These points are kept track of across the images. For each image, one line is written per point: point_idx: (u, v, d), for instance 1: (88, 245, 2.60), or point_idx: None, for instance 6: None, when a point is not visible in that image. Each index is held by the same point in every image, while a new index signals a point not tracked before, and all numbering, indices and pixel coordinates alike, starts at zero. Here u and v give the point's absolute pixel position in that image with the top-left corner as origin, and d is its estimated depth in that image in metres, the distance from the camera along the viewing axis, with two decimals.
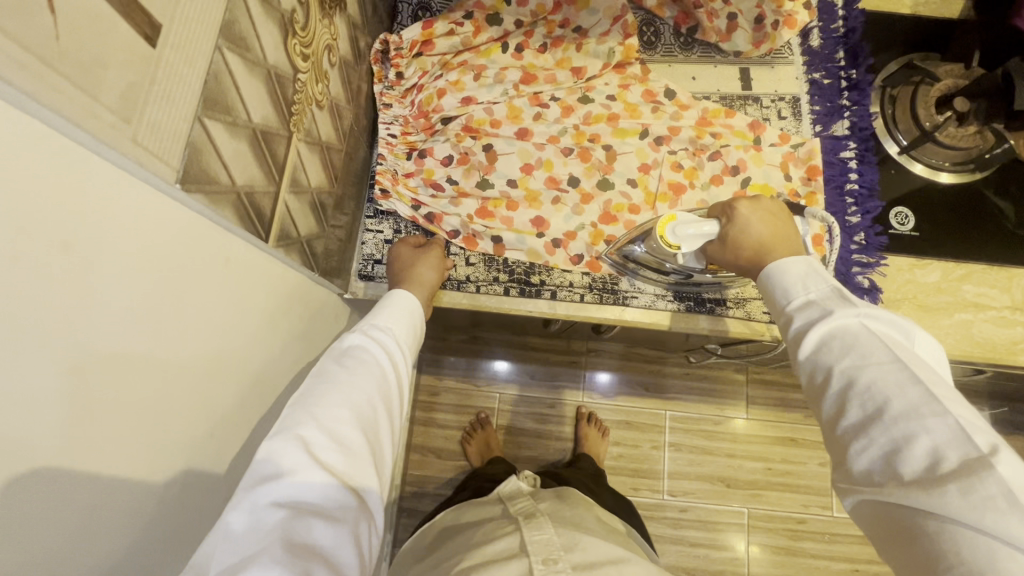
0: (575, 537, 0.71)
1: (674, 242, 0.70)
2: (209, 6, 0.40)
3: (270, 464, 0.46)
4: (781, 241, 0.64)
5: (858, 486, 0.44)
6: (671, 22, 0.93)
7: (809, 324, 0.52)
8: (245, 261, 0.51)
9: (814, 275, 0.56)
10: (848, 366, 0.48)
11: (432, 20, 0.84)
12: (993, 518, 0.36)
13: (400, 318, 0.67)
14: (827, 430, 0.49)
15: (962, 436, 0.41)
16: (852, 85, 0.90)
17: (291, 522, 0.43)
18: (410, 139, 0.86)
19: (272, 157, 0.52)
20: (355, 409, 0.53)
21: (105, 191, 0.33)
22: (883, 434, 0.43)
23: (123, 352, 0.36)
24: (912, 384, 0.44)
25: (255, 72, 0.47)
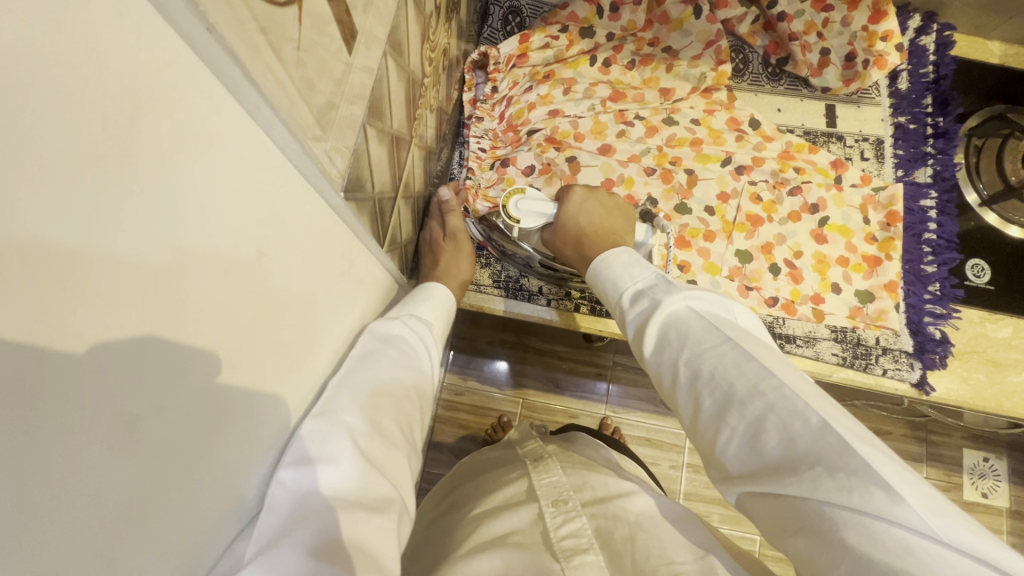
0: (584, 476, 0.68)
1: (515, 214, 0.73)
2: (386, 10, 0.39)
3: (316, 446, 0.42)
4: (610, 230, 0.69)
5: (736, 481, 0.42)
6: (761, 51, 0.92)
7: (646, 318, 0.52)
8: (362, 261, 0.50)
9: (638, 265, 0.58)
10: (689, 355, 0.48)
11: (529, 33, 0.84)
12: (857, 491, 0.35)
13: (439, 315, 0.65)
14: (693, 428, 0.47)
15: (798, 406, 0.39)
16: (939, 133, 0.90)
17: (333, 513, 0.40)
18: (498, 153, 0.86)
19: (399, 162, 0.52)
20: (392, 402, 0.50)
21: (290, 195, 0.33)
22: (741, 422, 0.42)
23: (271, 344, 0.36)
24: (747, 361, 0.44)
25: (402, 78, 0.47)
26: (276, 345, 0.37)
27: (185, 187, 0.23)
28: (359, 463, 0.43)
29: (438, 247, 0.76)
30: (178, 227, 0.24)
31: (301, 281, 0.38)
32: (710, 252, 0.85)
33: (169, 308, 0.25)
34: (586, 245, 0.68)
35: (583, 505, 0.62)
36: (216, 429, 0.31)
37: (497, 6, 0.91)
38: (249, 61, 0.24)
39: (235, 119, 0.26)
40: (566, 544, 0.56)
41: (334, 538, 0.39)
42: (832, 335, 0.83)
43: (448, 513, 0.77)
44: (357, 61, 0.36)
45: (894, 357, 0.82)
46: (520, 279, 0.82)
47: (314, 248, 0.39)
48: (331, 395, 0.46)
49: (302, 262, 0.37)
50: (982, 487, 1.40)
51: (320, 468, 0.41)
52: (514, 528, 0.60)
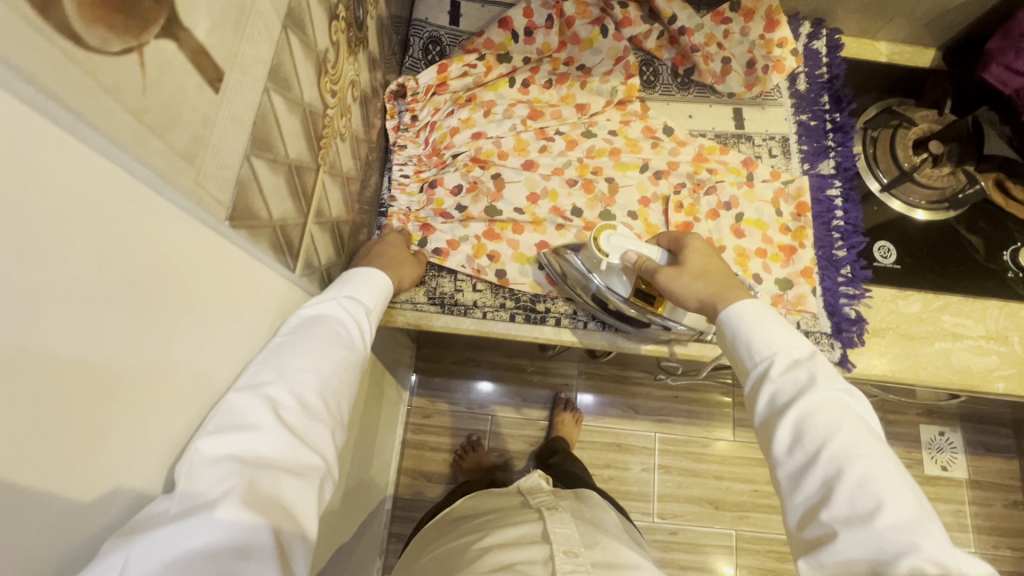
0: (596, 537, 0.72)
1: (605, 247, 0.74)
2: (262, 49, 0.42)
3: (236, 415, 0.45)
4: (723, 270, 0.72)
5: (834, 570, 0.47)
6: (669, 63, 0.98)
7: (796, 395, 0.56)
8: (267, 287, 0.52)
9: (799, 344, 0.61)
10: (837, 451, 0.51)
11: (446, 63, 0.88)
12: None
13: (374, 297, 0.67)
14: (805, 507, 0.51)
15: (940, 555, 0.44)
16: (837, 128, 0.97)
17: (256, 475, 0.44)
18: (423, 176, 0.90)
19: (303, 190, 0.54)
20: (319, 378, 0.53)
21: (168, 232, 0.34)
22: (866, 533, 0.46)
23: (164, 371, 0.37)
24: (902, 492, 0.48)
25: (293, 111, 0.49)
26: (171, 376, 0.38)
27: (33, 236, 0.25)
28: (280, 430, 0.47)
29: (380, 248, 0.77)
30: (30, 270, 0.25)
31: (195, 314, 0.40)
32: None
33: (21, 346, 0.26)
34: (715, 284, 0.69)
35: (592, 561, 0.65)
36: (96, 455, 0.32)
37: (417, 37, 0.95)
38: (85, 115, 0.26)
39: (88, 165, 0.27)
40: None
41: (248, 496, 0.42)
42: None
43: (448, 541, 0.81)
44: (232, 105, 0.38)
45: (816, 340, 0.86)
46: (455, 294, 0.84)
47: (207, 277, 0.40)
48: (253, 369, 0.49)
49: (193, 293, 0.39)
50: (942, 461, 1.46)
51: (240, 435, 0.44)
52: (522, 565, 0.64)
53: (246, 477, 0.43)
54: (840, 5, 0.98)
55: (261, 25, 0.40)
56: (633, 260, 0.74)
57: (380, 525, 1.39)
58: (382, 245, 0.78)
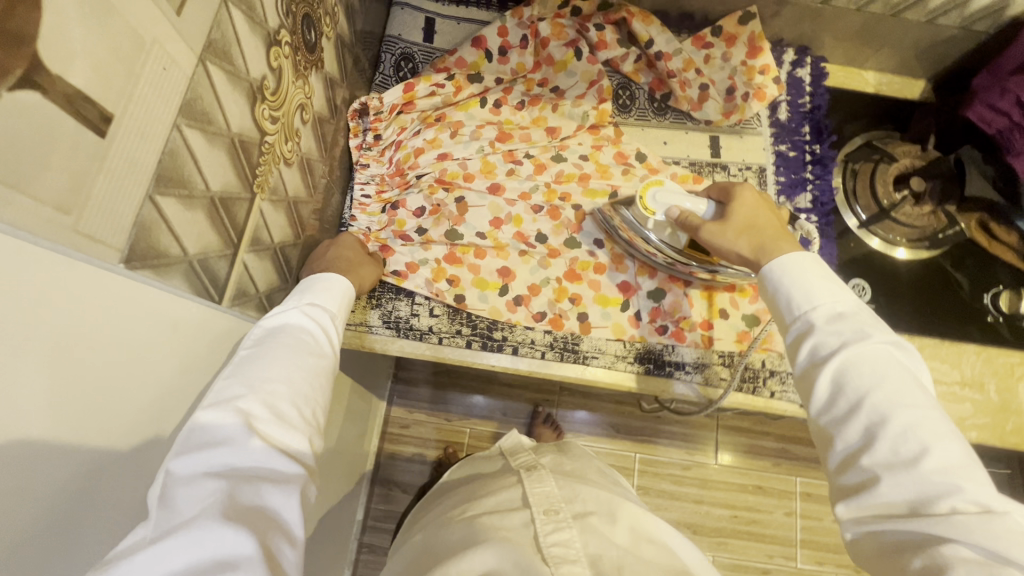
0: (574, 488, 0.73)
1: (652, 206, 0.73)
2: (170, 87, 0.40)
3: (208, 432, 0.45)
4: (771, 226, 0.68)
5: (871, 517, 0.47)
6: (646, 88, 0.96)
7: (841, 343, 0.53)
8: (197, 325, 0.50)
9: (839, 290, 0.58)
10: (880, 400, 0.49)
11: (413, 82, 0.87)
12: (1011, 552, 0.39)
13: (337, 300, 0.65)
14: (845, 453, 0.50)
15: (986, 497, 0.43)
16: (815, 160, 0.94)
17: (233, 487, 0.43)
18: (385, 197, 0.88)
19: (232, 221, 0.53)
20: (292, 383, 0.52)
21: (52, 287, 0.33)
22: (909, 477, 0.45)
23: (75, 415, 0.36)
24: (945, 438, 0.47)
25: (217, 143, 0.48)
26: (86, 416, 0.37)
27: None
28: (254, 440, 0.46)
29: (335, 251, 0.74)
30: None
31: (105, 355, 0.38)
32: (601, 283, 0.86)
33: None
34: (761, 241, 0.66)
35: (572, 516, 0.66)
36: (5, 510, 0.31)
37: (389, 54, 0.94)
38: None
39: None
40: (555, 551, 0.60)
41: (231, 508, 0.42)
42: (720, 361, 0.84)
43: (427, 523, 0.79)
44: (123, 144, 0.37)
45: (781, 380, 0.83)
46: (411, 318, 0.83)
47: (108, 323, 0.38)
48: (224, 385, 0.49)
49: (100, 340, 0.37)
50: None
51: (212, 451, 0.44)
52: (504, 529, 0.64)
53: (227, 489, 0.43)
54: (825, 33, 0.96)
55: (164, 59, 0.39)
56: (680, 215, 0.72)
57: (350, 536, 1.38)
58: (337, 248, 0.75)
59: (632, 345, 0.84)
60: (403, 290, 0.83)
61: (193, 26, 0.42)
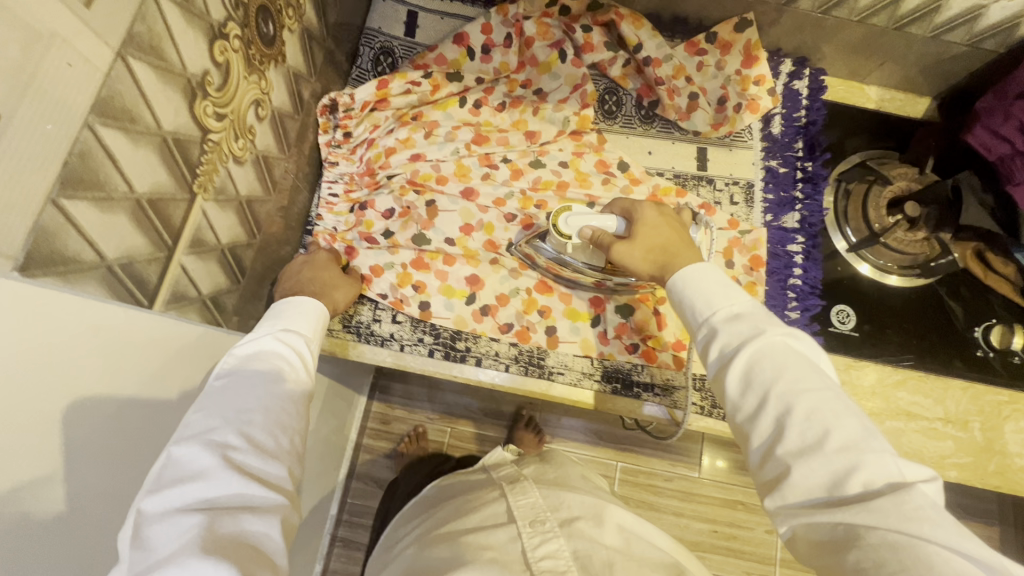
0: (560, 495, 0.71)
1: (566, 232, 0.71)
2: (77, 86, 0.38)
3: (181, 467, 0.46)
4: (679, 243, 0.66)
5: (792, 509, 0.45)
6: (634, 94, 0.92)
7: (738, 343, 0.52)
8: (123, 333, 0.47)
9: (731, 288, 0.57)
10: (784, 390, 0.49)
11: (387, 79, 0.84)
12: (930, 527, 0.39)
13: (316, 323, 0.66)
14: (760, 450, 0.49)
15: (891, 469, 0.43)
16: (807, 178, 0.90)
17: (211, 521, 0.44)
18: (352, 196, 0.86)
19: (164, 223, 0.50)
20: (268, 405, 0.52)
21: None
22: (824, 464, 0.44)
23: None
24: (846, 414, 0.46)
25: (142, 142, 0.45)
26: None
27: None
28: (230, 472, 0.47)
29: (310, 271, 0.73)
30: None
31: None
32: (572, 296, 0.83)
33: None
34: (664, 262, 0.64)
35: (559, 525, 0.65)
36: None
37: (368, 48, 0.91)
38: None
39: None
40: (544, 565, 0.59)
41: (209, 540, 0.43)
42: (691, 384, 0.81)
43: (407, 542, 0.74)
44: (14, 146, 0.34)
45: None
46: (372, 324, 0.80)
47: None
48: (199, 418, 0.50)
49: None
50: None
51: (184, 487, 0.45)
52: (491, 544, 0.62)
53: (204, 522, 0.44)
54: (825, 44, 0.91)
55: (70, 55, 0.37)
56: (591, 236, 0.71)
57: (323, 530, 1.37)
58: (310, 266, 0.74)
59: (599, 363, 0.81)
60: (367, 295, 0.81)
61: (108, 20, 0.39)
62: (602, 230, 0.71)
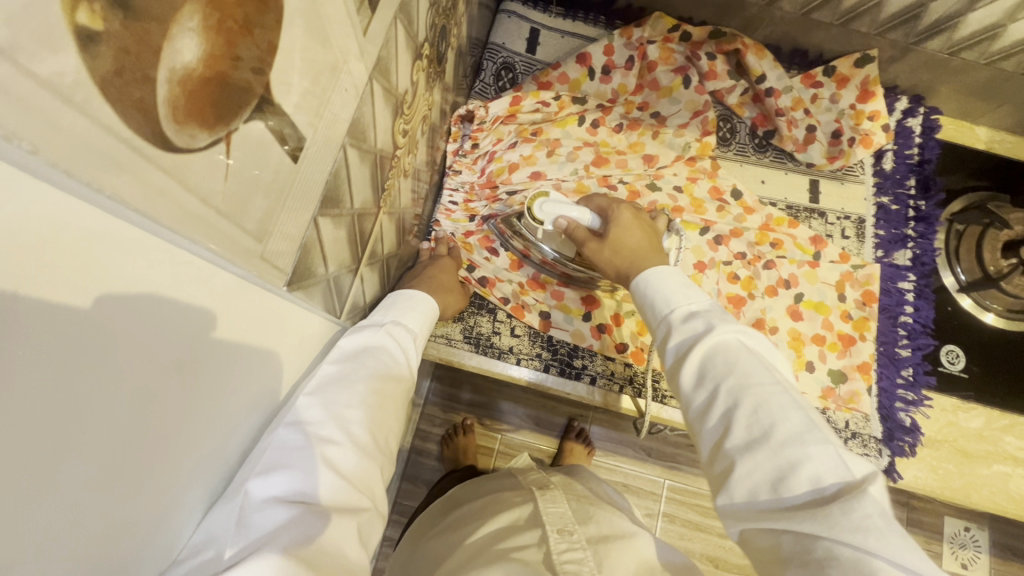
0: (589, 512, 0.68)
1: (538, 216, 0.71)
2: (345, 109, 0.39)
3: (276, 450, 0.42)
4: (650, 250, 0.67)
5: (743, 509, 0.43)
6: (749, 122, 0.93)
7: (693, 338, 0.52)
8: (317, 334, 0.49)
9: (691, 290, 0.57)
10: (734, 384, 0.48)
11: (520, 95, 0.86)
12: (874, 540, 0.37)
13: (419, 318, 0.63)
14: (710, 454, 0.47)
15: (838, 467, 0.41)
16: (920, 217, 0.91)
17: (297, 520, 0.40)
18: (471, 206, 0.86)
19: (361, 236, 0.52)
20: (369, 408, 0.49)
21: (225, 308, 0.32)
22: (768, 456, 0.43)
23: (222, 386, 0.35)
24: (794, 410, 0.45)
25: (365, 160, 0.47)
26: (229, 385, 0.36)
27: (86, 347, 0.23)
28: (324, 470, 0.43)
29: (434, 270, 0.74)
30: (89, 370, 0.23)
31: (249, 348, 0.37)
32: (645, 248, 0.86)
33: (70, 431, 0.23)
34: (632, 261, 0.65)
35: (587, 540, 0.61)
36: (152, 455, 0.30)
37: (490, 62, 0.92)
38: (158, 215, 0.23)
39: (146, 259, 0.24)
40: (568, 568, 0.56)
41: (291, 543, 0.38)
42: None
43: (434, 538, 0.75)
44: (308, 166, 0.36)
45: (863, 442, 0.80)
46: (491, 335, 0.81)
47: (252, 340, 0.37)
48: (311, 400, 0.46)
49: (245, 345, 0.36)
50: (963, 558, 1.16)
51: (282, 474, 0.41)
52: (517, 550, 0.59)
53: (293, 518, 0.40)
54: (944, 84, 0.91)
55: (348, 81, 0.38)
56: (565, 226, 0.72)
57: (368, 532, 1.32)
58: (437, 268, 0.75)
59: None
60: (487, 306, 0.82)
61: (370, 45, 0.40)
62: (577, 223, 0.72)
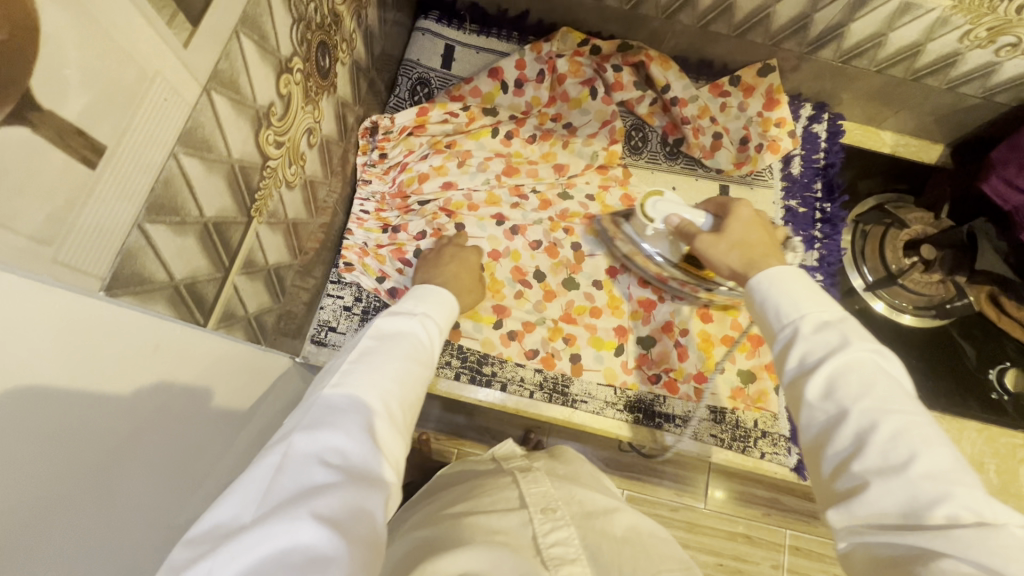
0: (571, 491, 0.66)
1: (650, 215, 0.72)
2: (167, 118, 0.40)
3: (321, 413, 0.43)
4: (770, 246, 0.64)
5: (868, 525, 0.40)
6: (659, 131, 0.96)
7: (817, 355, 0.48)
8: (181, 339, 0.48)
9: (813, 297, 0.53)
10: (867, 404, 0.43)
11: (427, 107, 0.88)
12: (1015, 566, 0.34)
13: (442, 310, 0.64)
14: (830, 473, 0.44)
15: (981, 505, 0.37)
16: (826, 219, 0.93)
17: (343, 486, 0.38)
18: (383, 216, 0.87)
19: (224, 244, 0.52)
20: (404, 385, 0.50)
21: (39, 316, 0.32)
22: (901, 480, 0.39)
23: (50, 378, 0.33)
24: (935, 437, 0.41)
25: (214, 169, 0.48)
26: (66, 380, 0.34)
27: None
28: (368, 442, 0.42)
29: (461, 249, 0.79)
30: None
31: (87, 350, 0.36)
32: (558, 250, 0.88)
33: None
34: (749, 260, 0.61)
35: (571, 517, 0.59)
36: None
37: (405, 78, 0.94)
38: None
39: None
40: (555, 552, 0.53)
41: (327, 505, 0.36)
42: (711, 416, 0.82)
43: (414, 518, 0.70)
44: (115, 172, 0.36)
45: (772, 441, 0.82)
46: None
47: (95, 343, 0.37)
48: (353, 376, 0.47)
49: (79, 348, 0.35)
50: None
51: (326, 439, 0.40)
52: (500, 527, 0.56)
53: (339, 484, 0.38)
54: (844, 91, 0.95)
55: (167, 91, 0.39)
56: (675, 224, 0.71)
57: None
58: (460, 263, 0.78)
59: (622, 392, 0.82)
60: None
61: (200, 58, 0.42)
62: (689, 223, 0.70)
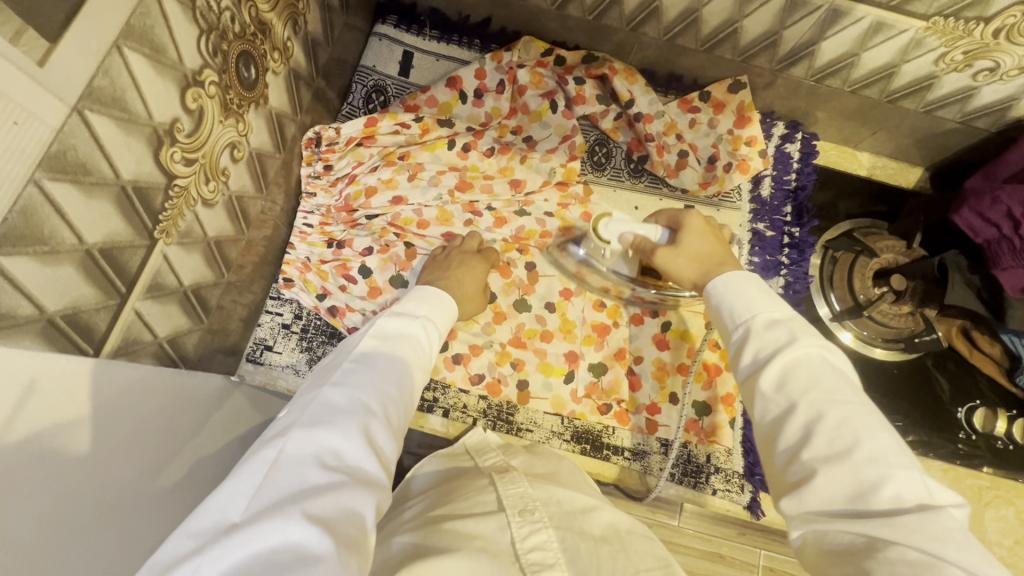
0: (549, 491, 0.59)
1: (604, 237, 0.66)
2: (24, 143, 0.37)
3: (319, 412, 0.42)
4: (726, 256, 0.61)
5: (813, 512, 0.39)
6: (624, 147, 0.93)
7: (768, 350, 0.46)
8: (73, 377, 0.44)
9: (767, 297, 0.50)
10: (816, 397, 0.42)
11: (377, 117, 0.84)
12: (953, 551, 0.33)
13: (440, 313, 0.62)
14: (783, 464, 0.42)
15: (920, 489, 0.37)
16: (793, 244, 0.90)
17: (336, 485, 0.37)
18: (328, 229, 0.83)
19: (117, 270, 0.49)
20: (403, 388, 0.49)
21: None
22: (848, 470, 0.38)
23: None
24: (878, 428, 0.40)
25: (95, 193, 0.44)
26: None
27: None
28: (366, 443, 0.41)
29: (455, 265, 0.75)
30: None
31: None
32: (511, 270, 0.85)
33: None
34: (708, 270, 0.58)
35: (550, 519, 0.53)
36: None
37: (360, 85, 0.91)
38: None
39: None
40: (533, 557, 0.47)
41: (319, 504, 0.36)
42: (662, 450, 0.79)
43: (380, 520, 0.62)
44: None
45: (726, 478, 0.78)
46: None
47: None
48: (353, 377, 0.46)
49: None
50: None
51: (323, 438, 0.39)
52: (476, 532, 0.50)
53: (333, 484, 0.37)
54: (818, 110, 0.91)
55: (18, 114, 0.35)
56: (631, 241, 0.65)
57: None
58: (468, 270, 0.75)
59: (569, 422, 0.80)
60: (337, 335, 0.81)
61: (65, 76, 0.38)
62: (644, 238, 0.65)
